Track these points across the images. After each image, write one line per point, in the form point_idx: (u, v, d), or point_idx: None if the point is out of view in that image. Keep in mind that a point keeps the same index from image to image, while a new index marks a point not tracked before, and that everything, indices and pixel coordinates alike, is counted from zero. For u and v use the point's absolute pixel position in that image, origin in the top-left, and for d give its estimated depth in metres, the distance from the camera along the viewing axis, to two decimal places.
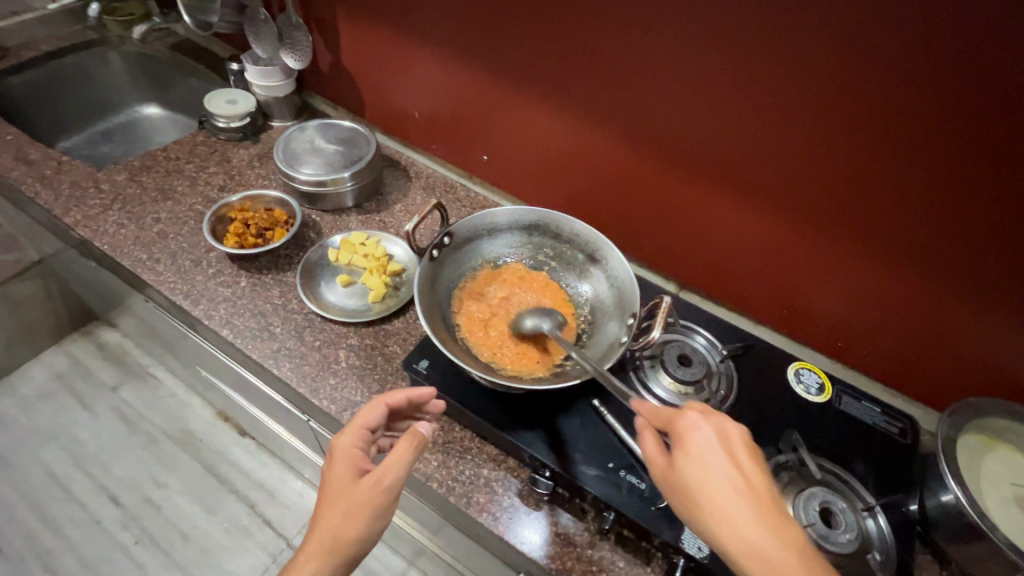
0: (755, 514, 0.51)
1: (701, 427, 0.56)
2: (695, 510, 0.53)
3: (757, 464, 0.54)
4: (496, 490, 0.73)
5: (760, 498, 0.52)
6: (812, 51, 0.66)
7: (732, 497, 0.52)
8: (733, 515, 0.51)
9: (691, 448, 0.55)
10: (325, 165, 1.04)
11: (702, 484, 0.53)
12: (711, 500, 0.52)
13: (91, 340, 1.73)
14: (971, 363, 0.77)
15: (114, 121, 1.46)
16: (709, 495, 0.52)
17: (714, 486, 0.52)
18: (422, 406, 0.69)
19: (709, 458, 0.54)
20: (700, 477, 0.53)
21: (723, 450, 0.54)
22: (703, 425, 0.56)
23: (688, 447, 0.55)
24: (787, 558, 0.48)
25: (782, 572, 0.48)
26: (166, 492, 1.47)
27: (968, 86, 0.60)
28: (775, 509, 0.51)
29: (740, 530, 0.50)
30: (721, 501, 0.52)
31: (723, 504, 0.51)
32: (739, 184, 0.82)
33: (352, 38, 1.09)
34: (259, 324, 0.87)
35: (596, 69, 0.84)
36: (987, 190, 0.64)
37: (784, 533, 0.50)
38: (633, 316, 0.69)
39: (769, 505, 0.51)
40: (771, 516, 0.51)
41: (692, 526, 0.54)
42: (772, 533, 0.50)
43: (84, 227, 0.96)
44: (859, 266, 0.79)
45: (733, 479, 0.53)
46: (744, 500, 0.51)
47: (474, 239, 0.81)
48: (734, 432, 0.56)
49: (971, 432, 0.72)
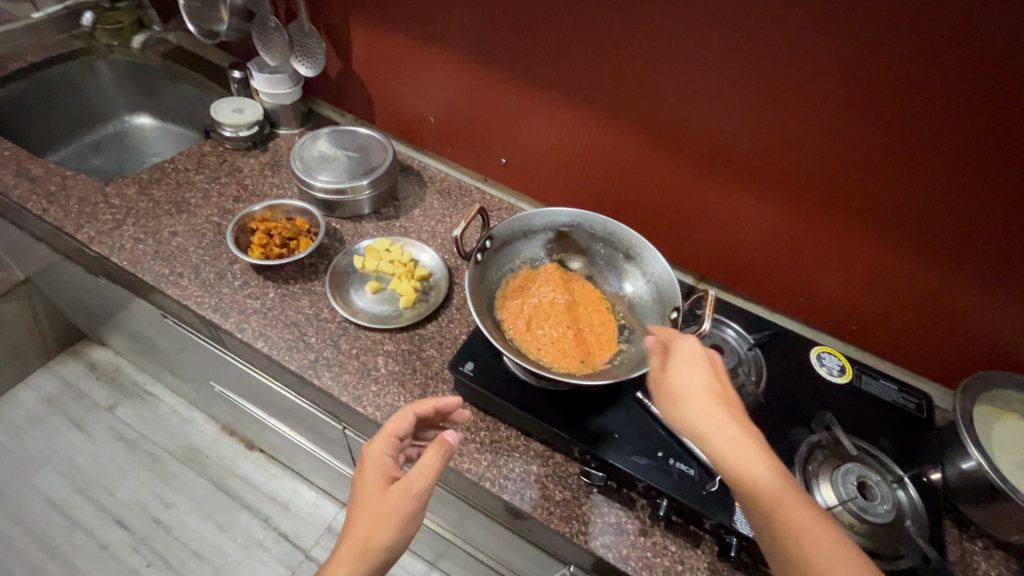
0: (727, 413, 0.57)
1: (693, 347, 0.62)
2: (676, 405, 0.59)
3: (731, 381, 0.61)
4: (547, 486, 0.74)
5: (731, 401, 0.59)
6: (831, 56, 0.69)
7: (707, 396, 0.58)
8: (709, 409, 0.57)
9: (679, 357, 0.62)
10: (343, 172, 1.04)
11: (686, 384, 0.59)
12: (692, 397, 0.58)
13: (80, 361, 1.67)
14: (977, 338, 0.83)
15: (103, 133, 1.41)
16: (690, 393, 0.58)
17: (695, 388, 0.59)
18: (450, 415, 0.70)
19: (692, 367, 0.60)
20: (681, 380, 0.60)
21: (707, 364, 0.61)
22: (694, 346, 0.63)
23: (677, 357, 0.62)
24: (750, 443, 0.55)
25: (740, 451, 0.54)
26: (176, 512, 1.43)
27: (980, 87, 0.64)
28: (742, 414, 0.58)
29: (709, 420, 0.57)
30: (697, 399, 0.58)
31: (702, 399, 0.58)
32: (757, 180, 0.86)
33: (363, 45, 1.09)
34: (294, 334, 0.87)
35: (616, 72, 0.86)
36: (994, 182, 0.69)
37: (750, 428, 0.56)
38: (676, 309, 0.74)
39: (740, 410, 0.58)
40: (740, 417, 0.57)
41: (667, 420, 0.61)
42: (738, 426, 0.56)
43: (100, 244, 0.95)
44: (871, 253, 0.84)
45: (711, 384, 0.59)
46: (718, 401, 0.58)
47: (513, 241, 0.85)
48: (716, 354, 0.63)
49: (983, 403, 0.78)
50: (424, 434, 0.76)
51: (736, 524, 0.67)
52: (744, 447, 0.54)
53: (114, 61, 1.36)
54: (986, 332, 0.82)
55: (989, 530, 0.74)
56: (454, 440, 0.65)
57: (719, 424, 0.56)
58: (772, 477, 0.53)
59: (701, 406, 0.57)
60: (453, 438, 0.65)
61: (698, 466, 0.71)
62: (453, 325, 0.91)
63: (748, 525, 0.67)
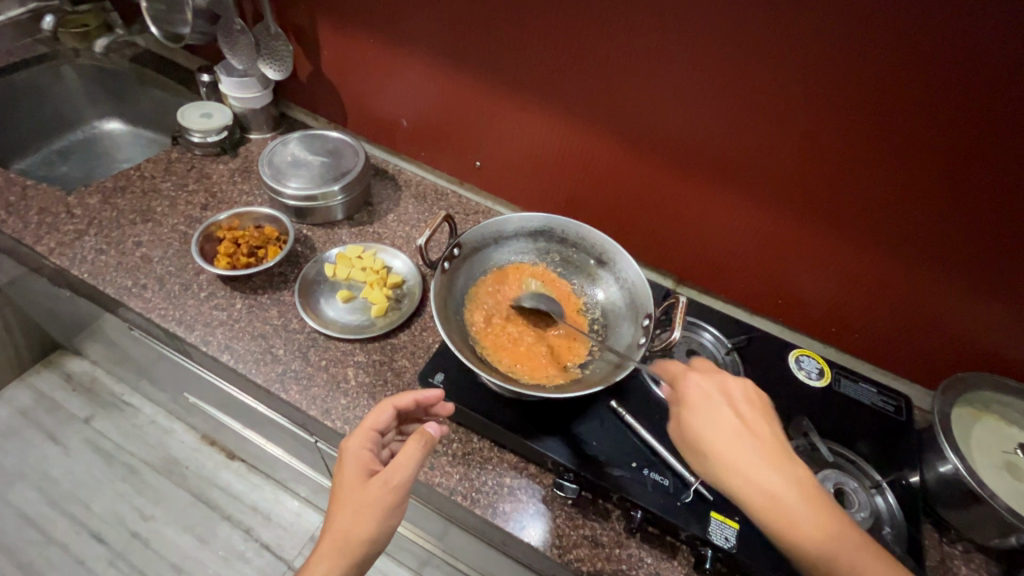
0: (765, 460, 0.54)
1: (700, 385, 0.60)
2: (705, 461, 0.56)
3: (766, 416, 0.58)
4: (520, 498, 0.73)
5: (768, 444, 0.55)
6: (797, 49, 0.68)
7: (736, 443, 0.55)
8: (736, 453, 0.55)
9: (694, 406, 0.58)
10: (314, 177, 1.01)
11: (710, 438, 0.56)
12: (715, 445, 0.55)
13: (55, 371, 1.63)
14: (957, 338, 0.82)
15: (71, 139, 1.37)
16: (717, 446, 0.55)
17: (721, 439, 0.56)
18: (431, 410, 0.67)
19: (711, 410, 0.58)
20: (705, 428, 0.57)
21: (725, 403, 0.58)
22: (703, 384, 0.60)
23: (693, 406, 0.58)
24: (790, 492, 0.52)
25: (788, 504, 0.52)
26: (154, 525, 1.40)
27: (968, 90, 0.62)
28: (780, 450, 0.55)
29: (749, 478, 0.53)
30: (727, 448, 0.55)
31: (727, 450, 0.55)
32: (728, 177, 0.84)
33: (333, 47, 1.06)
34: (261, 346, 0.85)
35: (588, 68, 0.84)
36: (965, 177, 0.68)
37: (791, 473, 0.54)
38: (649, 317, 0.73)
39: (776, 448, 0.55)
40: (774, 454, 0.55)
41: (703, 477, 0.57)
42: (780, 474, 0.53)
43: (60, 256, 0.92)
44: (845, 251, 0.83)
45: (738, 428, 0.56)
46: (750, 444, 0.55)
47: (482, 248, 0.83)
48: (735, 388, 0.59)
49: (962, 405, 0.77)
50: (406, 427, 0.73)
51: (711, 535, 0.65)
52: (785, 497, 0.52)
53: (81, 65, 1.32)
54: (967, 334, 0.81)
55: (968, 534, 0.74)
56: (435, 431, 0.63)
57: (754, 476, 0.53)
58: (814, 531, 0.51)
59: (724, 451, 0.55)
60: (435, 429, 0.63)
61: (672, 476, 0.70)
62: (426, 333, 0.89)
63: (723, 536, 0.66)
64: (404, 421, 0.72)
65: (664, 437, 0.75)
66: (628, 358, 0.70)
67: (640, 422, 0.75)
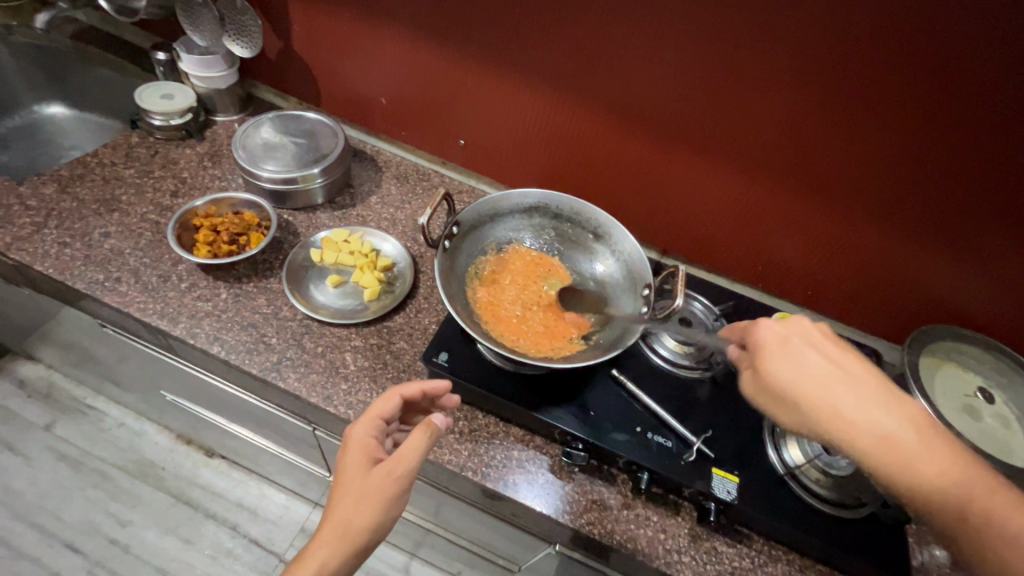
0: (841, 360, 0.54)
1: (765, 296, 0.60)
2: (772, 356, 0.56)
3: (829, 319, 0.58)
4: (529, 469, 0.74)
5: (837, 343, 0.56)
6: (784, 18, 0.69)
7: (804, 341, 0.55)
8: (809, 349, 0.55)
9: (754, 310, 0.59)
10: (291, 160, 0.97)
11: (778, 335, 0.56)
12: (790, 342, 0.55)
13: (7, 378, 1.52)
14: (923, 296, 0.89)
15: (8, 125, 1.26)
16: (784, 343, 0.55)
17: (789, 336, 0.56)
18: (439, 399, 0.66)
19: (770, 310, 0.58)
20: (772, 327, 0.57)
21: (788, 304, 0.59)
22: None
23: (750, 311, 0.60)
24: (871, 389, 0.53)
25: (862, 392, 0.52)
26: (133, 530, 1.34)
27: (946, 59, 0.65)
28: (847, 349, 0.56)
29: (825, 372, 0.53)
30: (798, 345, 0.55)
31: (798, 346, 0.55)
32: (714, 148, 0.86)
33: (306, 23, 1.01)
34: (252, 336, 0.82)
35: (575, 41, 0.83)
36: (939, 144, 0.72)
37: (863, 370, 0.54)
38: (648, 287, 0.76)
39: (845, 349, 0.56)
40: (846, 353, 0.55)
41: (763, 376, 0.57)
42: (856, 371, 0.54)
43: (19, 251, 0.86)
44: (823, 218, 0.87)
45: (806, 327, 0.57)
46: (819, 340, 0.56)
47: (479, 226, 0.83)
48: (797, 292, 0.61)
49: (926, 355, 0.84)
50: (411, 418, 0.73)
51: (715, 490, 0.69)
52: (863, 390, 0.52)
53: (15, 43, 1.20)
54: (933, 292, 0.88)
55: None
56: (441, 423, 0.62)
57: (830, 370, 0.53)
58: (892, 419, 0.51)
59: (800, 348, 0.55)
60: (440, 420, 0.62)
61: (675, 437, 0.73)
62: (422, 315, 0.88)
63: (725, 490, 0.70)
64: (409, 412, 0.73)
65: (663, 402, 0.78)
66: (631, 328, 0.72)
67: (641, 390, 0.78)
